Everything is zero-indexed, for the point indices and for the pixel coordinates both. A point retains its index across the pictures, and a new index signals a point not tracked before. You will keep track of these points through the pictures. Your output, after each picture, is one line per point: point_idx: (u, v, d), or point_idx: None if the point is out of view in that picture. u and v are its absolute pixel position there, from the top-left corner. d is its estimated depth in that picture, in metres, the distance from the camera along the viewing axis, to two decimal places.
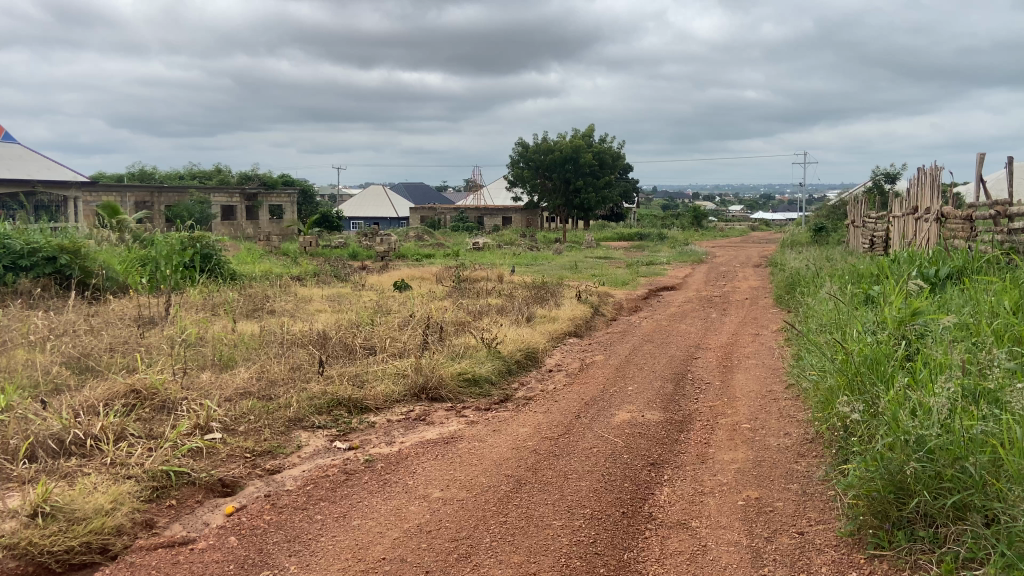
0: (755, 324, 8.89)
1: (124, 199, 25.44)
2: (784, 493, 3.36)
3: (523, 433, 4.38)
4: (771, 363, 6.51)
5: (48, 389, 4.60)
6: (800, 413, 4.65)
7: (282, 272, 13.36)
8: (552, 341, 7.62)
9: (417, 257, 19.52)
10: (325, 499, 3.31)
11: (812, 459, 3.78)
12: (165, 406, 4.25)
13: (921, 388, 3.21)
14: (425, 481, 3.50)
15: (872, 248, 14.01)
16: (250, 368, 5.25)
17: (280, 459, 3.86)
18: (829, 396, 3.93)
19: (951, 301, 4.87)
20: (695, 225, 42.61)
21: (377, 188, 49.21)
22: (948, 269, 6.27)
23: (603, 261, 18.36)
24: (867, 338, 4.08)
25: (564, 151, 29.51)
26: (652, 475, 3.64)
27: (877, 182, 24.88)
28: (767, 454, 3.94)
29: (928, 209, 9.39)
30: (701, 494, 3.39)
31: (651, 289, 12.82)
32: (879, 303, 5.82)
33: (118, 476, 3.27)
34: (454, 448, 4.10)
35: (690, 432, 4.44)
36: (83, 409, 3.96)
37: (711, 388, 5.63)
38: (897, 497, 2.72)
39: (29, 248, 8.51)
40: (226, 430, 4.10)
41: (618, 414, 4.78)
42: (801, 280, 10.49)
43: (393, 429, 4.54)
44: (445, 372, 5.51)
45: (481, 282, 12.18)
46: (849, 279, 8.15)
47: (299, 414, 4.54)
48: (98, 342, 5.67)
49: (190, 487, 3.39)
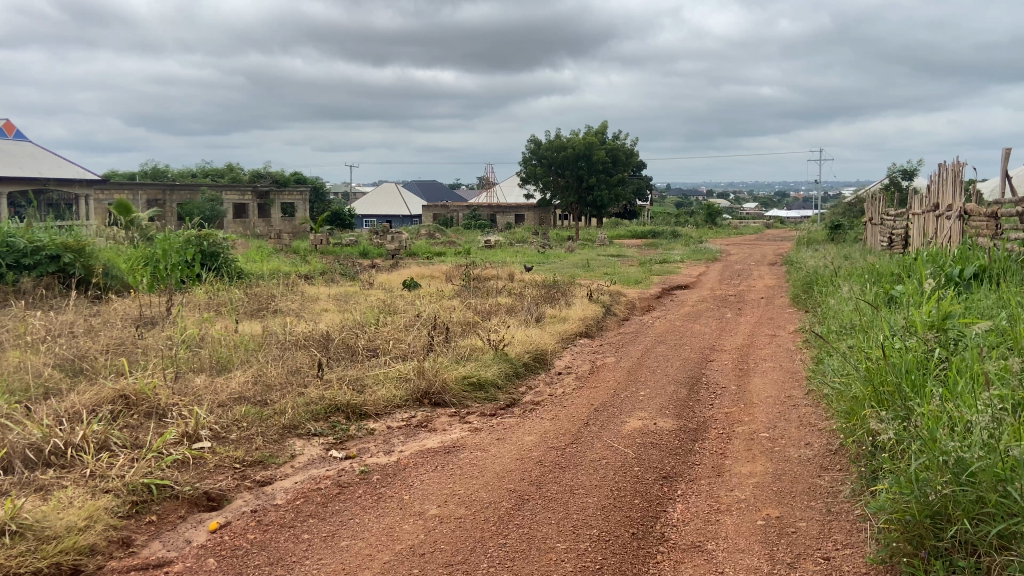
0: (771, 325, 8.61)
1: (135, 198, 25.55)
2: (806, 512, 3.11)
3: (528, 442, 4.16)
4: (788, 365, 6.26)
5: (38, 393, 4.45)
6: (822, 422, 4.39)
7: (291, 270, 13.26)
8: (562, 342, 7.40)
9: (428, 256, 19.26)
10: (314, 515, 3.10)
11: (837, 473, 3.53)
12: (153, 413, 4.08)
13: (959, 400, 2.95)
14: (422, 497, 3.28)
15: (892, 246, 13.60)
16: (246, 371, 5.07)
17: (271, 470, 3.67)
18: (853, 407, 3.67)
19: (983, 303, 4.59)
20: (709, 222, 41.95)
21: (389, 187, 49.13)
22: (974, 269, 5.98)
23: (615, 259, 18.11)
24: (896, 344, 3.82)
25: (576, 149, 29.11)
26: (664, 490, 3.40)
27: (895, 179, 24.30)
28: (788, 467, 3.69)
29: (950, 206, 9.00)
30: (717, 512, 3.15)
31: (665, 288, 12.50)
32: (903, 304, 5.55)
33: (95, 490, 3.10)
34: (455, 458, 3.89)
35: (706, 442, 4.19)
36: (66, 416, 3.80)
37: (727, 393, 5.37)
38: (934, 523, 2.44)
39: (32, 247, 8.38)
40: (216, 438, 3.93)
41: (628, 422, 4.54)
42: (819, 279, 10.19)
43: (393, 437, 4.34)
44: (450, 376, 5.30)
45: (491, 280, 11.97)
46: (869, 279, 7.84)
47: (295, 420, 4.34)
48: (94, 344, 5.53)
49: (173, 501, 3.21)
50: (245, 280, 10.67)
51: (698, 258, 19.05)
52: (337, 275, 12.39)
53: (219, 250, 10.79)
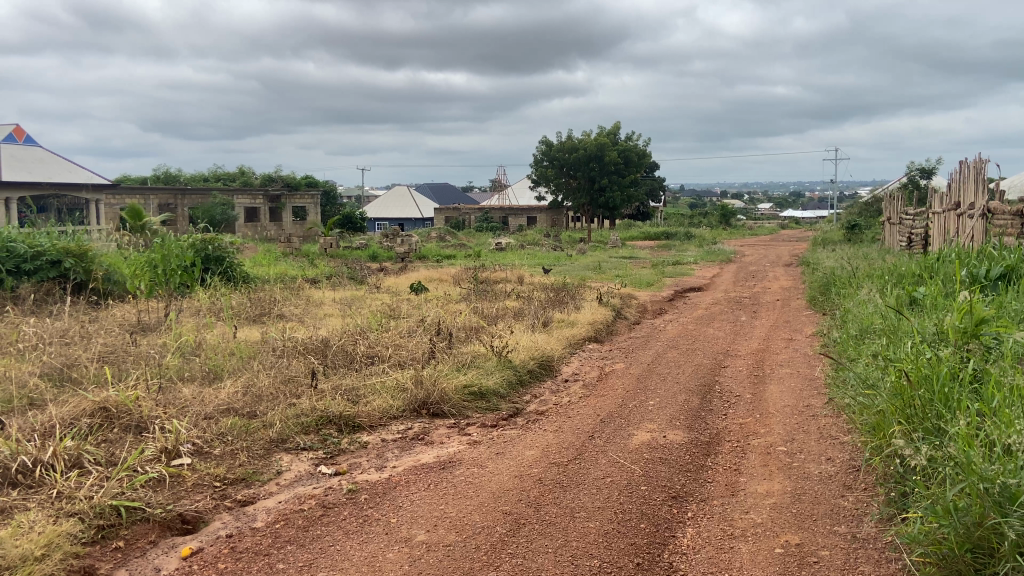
0: (787, 328, 8.30)
1: (147, 202, 25.66)
2: (829, 538, 2.85)
3: (528, 457, 3.91)
4: (806, 372, 5.96)
5: (19, 404, 4.24)
6: (844, 435, 4.11)
7: (297, 274, 13.09)
8: (570, 347, 7.14)
9: (438, 259, 19.03)
10: (293, 540, 2.88)
11: (862, 493, 3.25)
12: (134, 427, 3.87)
13: (998, 418, 2.67)
14: (409, 520, 3.04)
15: (911, 247, 13.24)
16: (238, 381, 4.85)
17: (254, 488, 3.46)
18: (880, 423, 3.38)
19: (1017, 308, 4.28)
20: (723, 224, 41.42)
21: (401, 190, 49.02)
22: (1001, 269, 5.67)
23: (626, 261, 17.79)
24: (927, 354, 3.52)
25: (587, 150, 28.78)
26: (674, 512, 3.14)
27: (912, 179, 23.80)
28: (808, 485, 3.41)
29: (972, 205, 8.64)
30: (730, 538, 2.89)
31: (678, 290, 12.19)
32: (927, 309, 5.24)
33: (59, 513, 2.88)
34: (451, 475, 3.65)
35: (719, 457, 3.92)
36: (40, 431, 3.58)
37: (741, 402, 5.09)
38: (975, 558, 2.21)
39: (33, 252, 8.27)
40: (198, 454, 3.72)
41: (636, 434, 4.28)
42: (836, 280, 9.86)
43: (387, 451, 4.12)
44: (449, 386, 5.07)
45: (499, 284, 11.74)
46: (890, 280, 7.50)
47: (283, 434, 4.12)
48: (85, 351, 5.33)
49: (143, 524, 2.99)
50: (249, 284, 10.50)
51: (711, 259, 18.73)
52: (344, 279, 12.19)
53: (223, 254, 10.72)
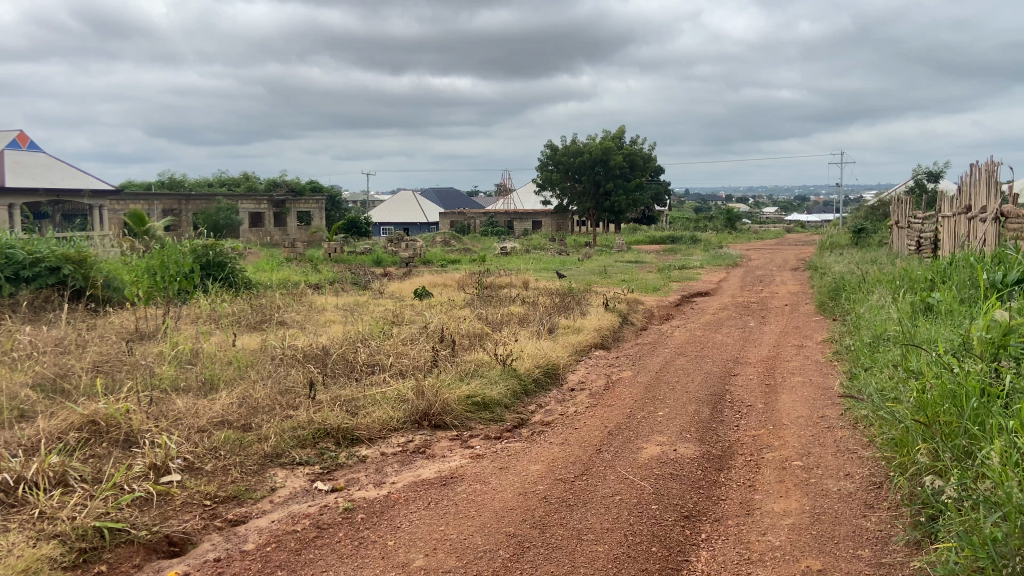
0: (797, 335, 8.10)
1: (151, 208, 25.70)
2: (852, 564, 2.67)
3: (533, 473, 3.74)
4: (820, 381, 5.78)
5: (8, 416, 4.11)
6: (863, 449, 3.93)
7: (301, 279, 12.96)
8: (575, 354, 6.97)
9: (441, 264, 18.89)
10: (283, 565, 2.73)
11: (885, 513, 3.08)
12: (123, 442, 3.73)
13: None
14: (407, 543, 2.88)
15: (920, 251, 13.01)
16: (234, 391, 4.70)
17: (246, 506, 3.31)
18: (904, 438, 3.20)
19: None
20: (729, 227, 41.12)
21: (406, 195, 48.88)
22: (1019, 274, 5.47)
23: (633, 265, 17.57)
24: (951, 366, 3.35)
25: (593, 154, 28.61)
26: (686, 534, 2.97)
27: (920, 182, 23.53)
28: (828, 504, 3.23)
29: (984, 209, 8.44)
30: (747, 563, 2.72)
31: (684, 295, 12.01)
32: (943, 318, 5.04)
33: (40, 536, 2.74)
34: (451, 493, 3.49)
35: (732, 472, 3.75)
36: (25, 447, 3.44)
37: (753, 412, 4.92)
38: None
39: (32, 258, 8.08)
40: (188, 470, 3.57)
41: (645, 448, 4.10)
42: (845, 285, 9.65)
43: (387, 465, 3.96)
44: (451, 396, 4.91)
45: (504, 289, 11.56)
46: (903, 286, 7.31)
47: (278, 448, 3.96)
48: (79, 360, 5.20)
49: (127, 547, 2.84)
50: (250, 291, 10.38)
51: (717, 263, 18.50)
52: (346, 285, 12.06)
53: (225, 260, 10.64)
